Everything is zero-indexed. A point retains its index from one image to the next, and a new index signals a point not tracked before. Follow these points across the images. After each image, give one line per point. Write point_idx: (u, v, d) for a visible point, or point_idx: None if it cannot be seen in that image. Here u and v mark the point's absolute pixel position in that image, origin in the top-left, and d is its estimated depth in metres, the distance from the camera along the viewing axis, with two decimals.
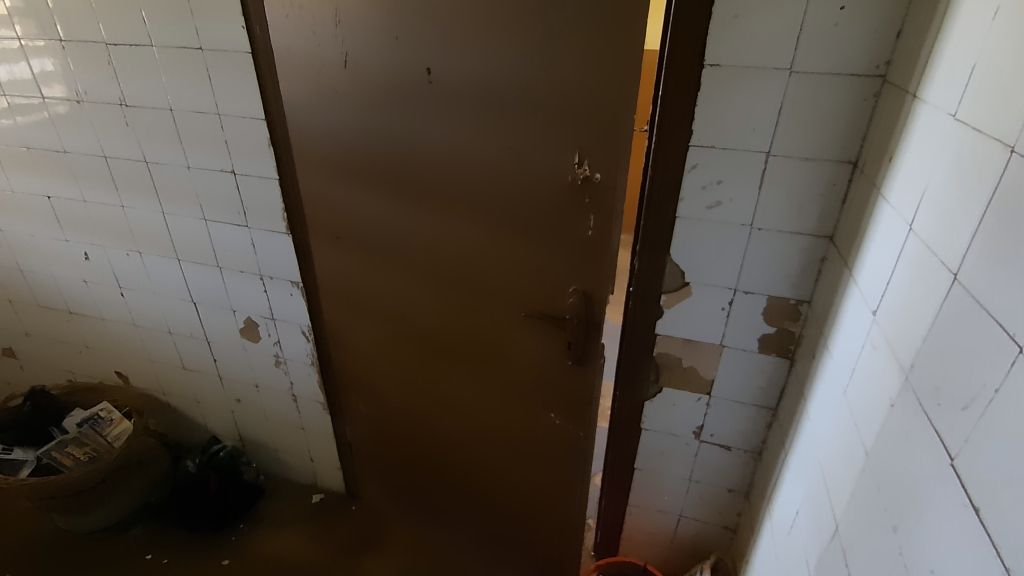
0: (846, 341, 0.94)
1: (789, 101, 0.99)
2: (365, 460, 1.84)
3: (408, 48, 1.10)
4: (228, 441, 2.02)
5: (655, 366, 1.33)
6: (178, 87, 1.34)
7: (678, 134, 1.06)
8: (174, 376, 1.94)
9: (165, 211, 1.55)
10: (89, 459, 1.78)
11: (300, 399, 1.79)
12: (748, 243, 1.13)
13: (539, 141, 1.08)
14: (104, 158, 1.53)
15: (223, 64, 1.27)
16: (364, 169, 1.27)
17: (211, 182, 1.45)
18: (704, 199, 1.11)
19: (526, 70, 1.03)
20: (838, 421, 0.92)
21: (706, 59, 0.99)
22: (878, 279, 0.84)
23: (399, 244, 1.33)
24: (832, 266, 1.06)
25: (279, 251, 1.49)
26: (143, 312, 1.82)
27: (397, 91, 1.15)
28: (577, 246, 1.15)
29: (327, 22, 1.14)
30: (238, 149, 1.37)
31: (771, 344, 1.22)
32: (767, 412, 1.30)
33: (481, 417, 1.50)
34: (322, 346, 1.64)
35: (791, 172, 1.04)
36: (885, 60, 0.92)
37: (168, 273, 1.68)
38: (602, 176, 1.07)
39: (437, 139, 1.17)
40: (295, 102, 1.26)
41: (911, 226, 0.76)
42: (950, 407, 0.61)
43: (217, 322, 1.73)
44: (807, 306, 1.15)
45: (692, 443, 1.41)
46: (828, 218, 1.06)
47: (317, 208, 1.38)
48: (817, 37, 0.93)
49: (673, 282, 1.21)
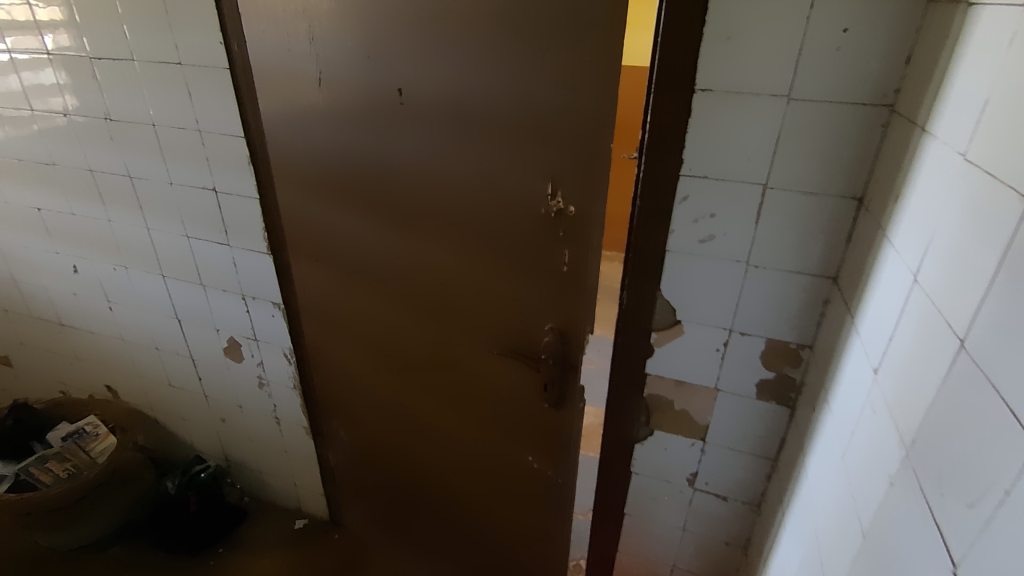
0: (845, 397, 0.84)
1: (786, 130, 0.91)
2: (348, 487, 1.77)
3: (381, 66, 1.05)
4: (212, 460, 1.98)
5: (645, 407, 1.24)
6: (161, 103, 1.31)
7: (667, 163, 0.98)
8: (160, 392, 1.90)
9: (150, 226, 1.52)
10: (68, 475, 1.75)
11: (283, 422, 1.73)
12: (744, 281, 1.04)
13: (516, 167, 1.01)
14: (90, 172, 1.51)
15: (202, 79, 1.24)
16: (342, 190, 1.22)
17: (193, 199, 1.42)
18: (696, 233, 1.03)
19: (502, 91, 0.97)
20: (836, 489, 0.82)
21: (696, 83, 0.92)
22: (880, 332, 0.74)
23: (378, 270, 1.27)
24: (835, 310, 0.96)
25: (260, 271, 1.44)
26: (130, 326, 1.78)
27: (372, 112, 1.10)
28: (552, 282, 1.08)
29: (301, 38, 1.09)
30: (219, 166, 1.33)
31: (770, 390, 1.12)
32: (766, 462, 1.20)
33: (460, 452, 1.42)
34: (304, 369, 1.58)
35: (789, 206, 0.96)
36: (893, 88, 0.83)
37: (153, 289, 1.65)
38: (576, 209, 1.00)
39: (413, 161, 1.11)
40: (274, 120, 1.22)
41: (915, 278, 0.67)
42: (954, 499, 0.52)
43: (201, 341, 1.68)
44: (809, 350, 1.06)
45: (685, 491, 1.31)
46: (832, 257, 0.97)
47: (297, 229, 1.33)
48: (818, 61, 0.85)
49: (663, 318, 1.13)
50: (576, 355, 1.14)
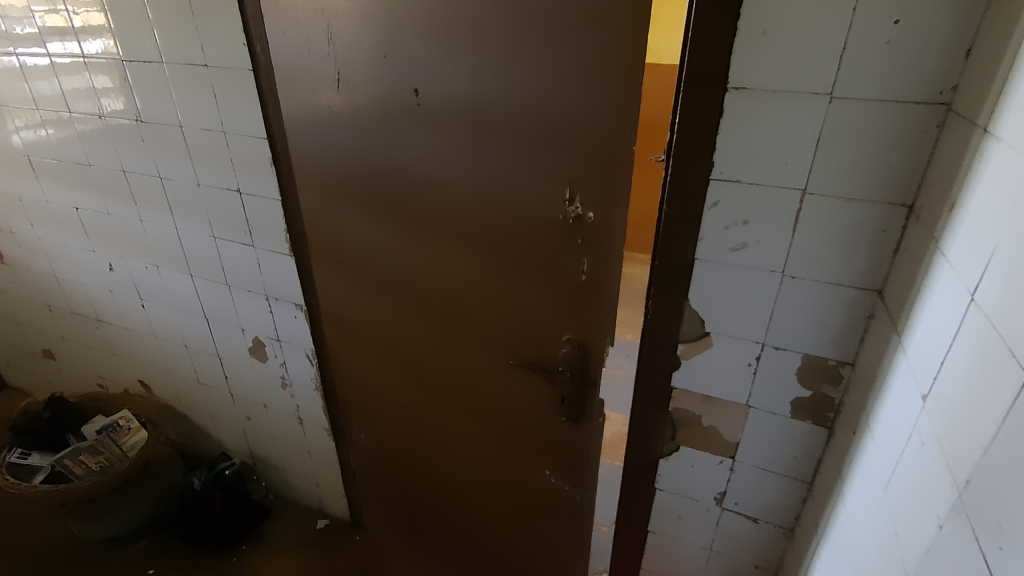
0: (889, 423, 0.77)
1: (828, 131, 0.84)
2: (368, 491, 1.77)
3: (398, 67, 1.02)
4: (239, 457, 2.00)
5: (671, 422, 1.18)
6: (188, 105, 1.32)
7: (696, 166, 0.93)
8: (189, 388, 1.93)
9: (179, 227, 1.54)
10: (101, 468, 1.78)
11: (306, 423, 1.73)
12: (779, 293, 0.97)
13: (534, 171, 0.97)
14: (123, 172, 1.54)
15: (226, 81, 1.24)
16: (361, 191, 1.20)
17: (219, 200, 1.42)
18: (727, 241, 0.97)
19: (522, 90, 0.93)
20: (877, 524, 0.75)
21: (729, 81, 0.86)
22: (931, 355, 0.67)
23: (396, 274, 1.25)
24: (879, 327, 0.89)
25: (283, 273, 1.44)
26: (162, 324, 1.82)
27: (390, 114, 1.08)
28: (570, 292, 1.03)
29: (320, 40, 1.08)
30: (243, 168, 1.33)
31: (806, 409, 1.05)
32: (801, 485, 1.12)
33: (478, 462, 1.39)
34: (325, 371, 1.57)
35: (830, 214, 0.88)
36: (950, 85, 0.76)
37: (182, 288, 1.67)
38: (595, 216, 0.95)
39: (430, 162, 1.08)
40: (295, 121, 1.21)
41: (973, 298, 0.60)
42: (1015, 557, 0.45)
43: (227, 341, 1.70)
44: (850, 368, 0.98)
45: (713, 510, 1.24)
46: (877, 268, 0.89)
47: (318, 231, 1.32)
48: (864, 56, 0.78)
49: (691, 330, 1.07)
50: (596, 369, 1.09)
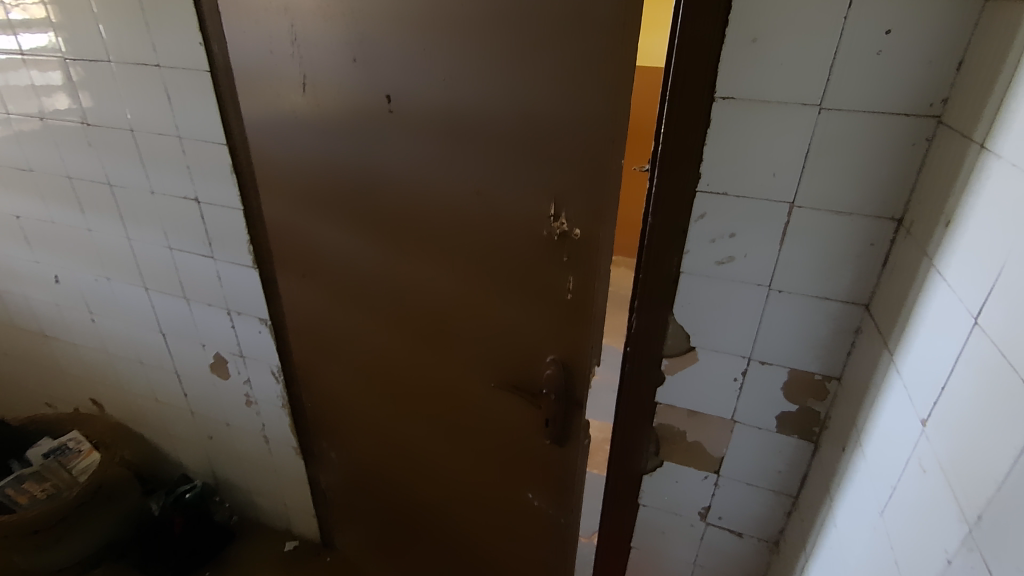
0: (882, 445, 0.75)
1: (817, 143, 0.81)
2: (340, 511, 1.69)
3: (368, 69, 0.96)
4: (200, 478, 1.89)
5: (655, 437, 1.15)
6: (140, 107, 1.23)
7: (683, 178, 0.90)
8: (146, 407, 1.82)
9: (131, 237, 1.44)
10: (47, 496, 1.68)
11: (272, 441, 1.65)
12: (765, 307, 0.95)
13: (514, 182, 0.93)
14: (68, 179, 1.43)
15: (180, 81, 1.15)
16: (330, 200, 1.14)
17: (176, 209, 1.33)
18: (713, 254, 0.94)
19: (500, 98, 0.88)
20: (873, 550, 0.73)
21: (716, 91, 0.83)
22: (929, 377, 0.66)
23: (369, 288, 1.19)
24: (867, 342, 0.87)
25: (246, 286, 1.36)
26: (114, 339, 1.70)
27: (360, 121, 1.02)
28: (556, 310, 1.00)
29: (284, 40, 1.01)
30: (201, 175, 1.25)
31: (792, 424, 1.03)
32: (786, 498, 1.11)
33: (459, 483, 1.35)
34: (293, 388, 1.49)
35: (818, 228, 0.87)
36: (940, 97, 0.74)
37: (136, 301, 1.56)
38: (582, 233, 0.91)
39: (404, 172, 1.02)
40: (257, 126, 1.13)
41: (977, 321, 0.58)
42: None
43: (187, 356, 1.60)
44: (837, 382, 0.96)
45: (697, 525, 1.22)
46: (865, 283, 0.88)
47: (285, 241, 1.25)
48: (855, 67, 0.76)
49: (676, 345, 1.04)
50: (580, 391, 1.08)
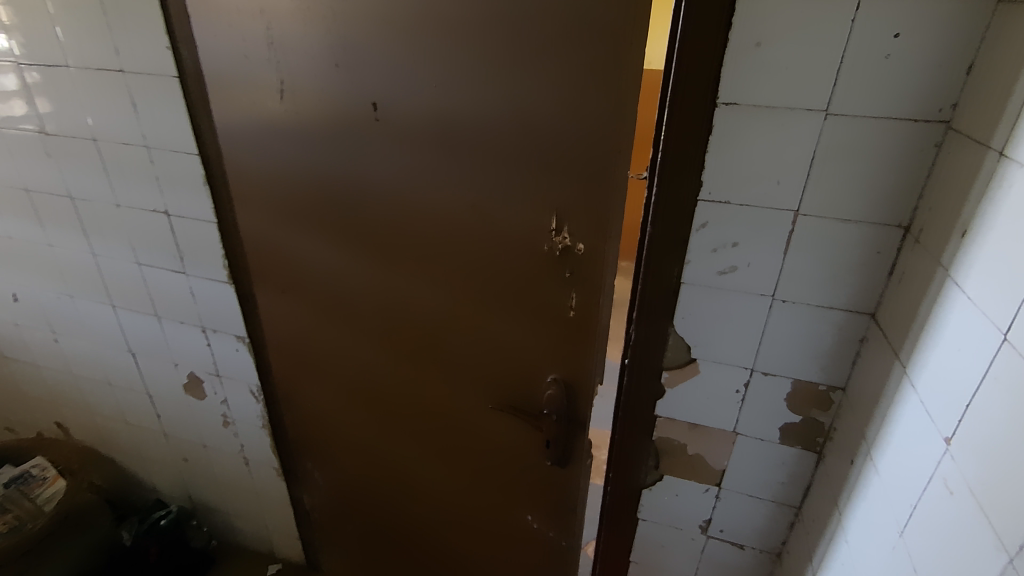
0: (896, 460, 0.73)
1: (823, 149, 0.79)
2: (325, 533, 1.63)
3: (353, 75, 0.92)
4: (176, 503, 1.80)
5: (654, 451, 1.11)
6: (102, 115, 1.15)
7: (684, 186, 0.86)
8: (115, 430, 1.72)
9: (96, 253, 1.35)
10: (11, 529, 1.56)
11: (252, 463, 1.57)
12: (769, 317, 0.92)
13: (508, 195, 0.91)
14: (26, 191, 1.33)
15: (146, 87, 1.08)
16: (313, 212, 1.08)
17: (144, 223, 1.25)
18: (715, 263, 0.91)
19: (491, 108, 0.86)
20: (892, 568, 0.71)
21: (719, 96, 0.80)
22: (950, 393, 0.63)
23: (356, 302, 1.14)
24: (875, 352, 0.85)
25: (221, 303, 1.29)
26: (80, 359, 1.60)
27: (344, 128, 0.97)
28: (558, 327, 0.98)
29: (260, 44, 0.95)
30: (171, 187, 1.17)
31: (795, 434, 1.00)
32: (789, 509, 1.08)
33: (453, 501, 1.31)
34: (274, 407, 1.42)
35: (823, 236, 0.84)
36: (950, 102, 0.72)
37: (103, 320, 1.47)
38: (586, 248, 0.90)
39: (391, 182, 0.99)
40: (232, 135, 1.07)
41: (1005, 337, 0.55)
42: None
43: (159, 376, 1.52)
44: (841, 392, 0.94)
45: (698, 538, 1.18)
46: (870, 291, 0.85)
47: (263, 255, 1.18)
48: (863, 71, 0.73)
49: (676, 356, 1.01)
50: (582, 410, 1.06)
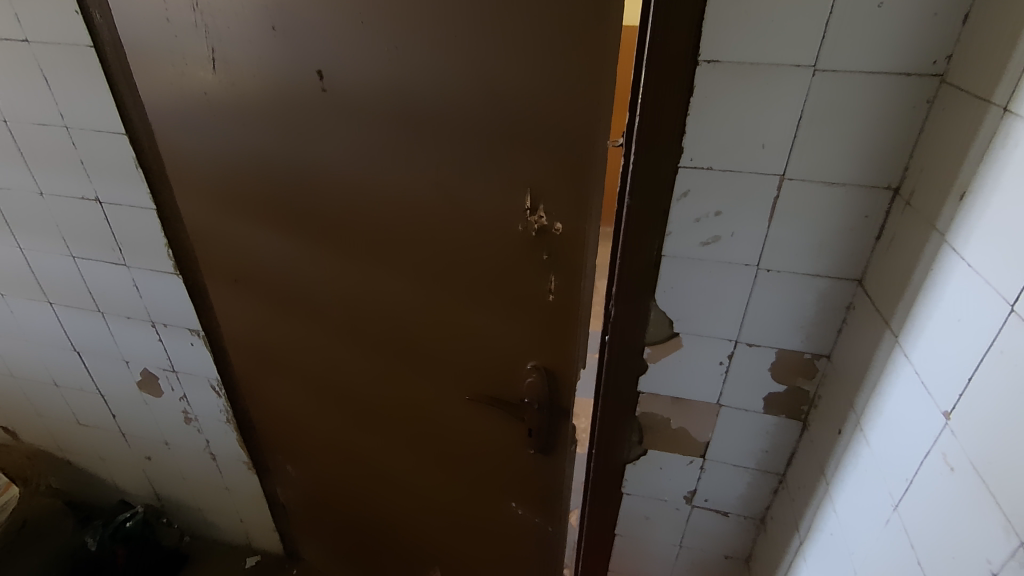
0: (889, 433, 0.71)
1: (811, 109, 0.74)
2: (303, 524, 1.58)
3: (293, 41, 0.82)
4: (142, 503, 1.72)
5: (638, 427, 1.09)
6: (11, 93, 1.01)
7: (664, 153, 0.80)
8: (68, 432, 1.62)
9: (24, 248, 1.22)
10: None
11: (219, 459, 1.50)
12: (753, 287, 0.88)
13: (476, 170, 0.85)
14: None
15: (57, 60, 0.95)
16: (259, 193, 0.98)
17: (73, 212, 1.13)
18: (698, 234, 0.86)
19: (452, 75, 0.78)
20: (886, 542, 0.70)
21: (700, 53, 0.73)
22: (950, 367, 0.61)
23: (315, 290, 1.06)
24: (862, 320, 0.82)
25: (170, 297, 1.19)
26: (20, 362, 1.48)
27: (287, 102, 0.88)
28: (537, 311, 0.94)
29: (183, 7, 0.84)
30: (99, 171, 1.05)
31: (780, 403, 0.98)
32: (772, 476, 1.07)
33: (433, 488, 1.27)
34: (237, 401, 1.35)
35: (809, 202, 0.80)
36: (944, 54, 0.68)
37: (41, 320, 1.35)
38: (564, 227, 0.85)
39: (345, 160, 0.90)
40: (161, 112, 0.96)
41: (1013, 309, 0.52)
42: None
43: (110, 375, 1.41)
44: (826, 360, 0.92)
45: (682, 508, 1.17)
46: (858, 256, 0.82)
47: (210, 243, 1.09)
48: (854, 22, 0.68)
49: (658, 331, 0.96)
50: (565, 397, 1.02)
